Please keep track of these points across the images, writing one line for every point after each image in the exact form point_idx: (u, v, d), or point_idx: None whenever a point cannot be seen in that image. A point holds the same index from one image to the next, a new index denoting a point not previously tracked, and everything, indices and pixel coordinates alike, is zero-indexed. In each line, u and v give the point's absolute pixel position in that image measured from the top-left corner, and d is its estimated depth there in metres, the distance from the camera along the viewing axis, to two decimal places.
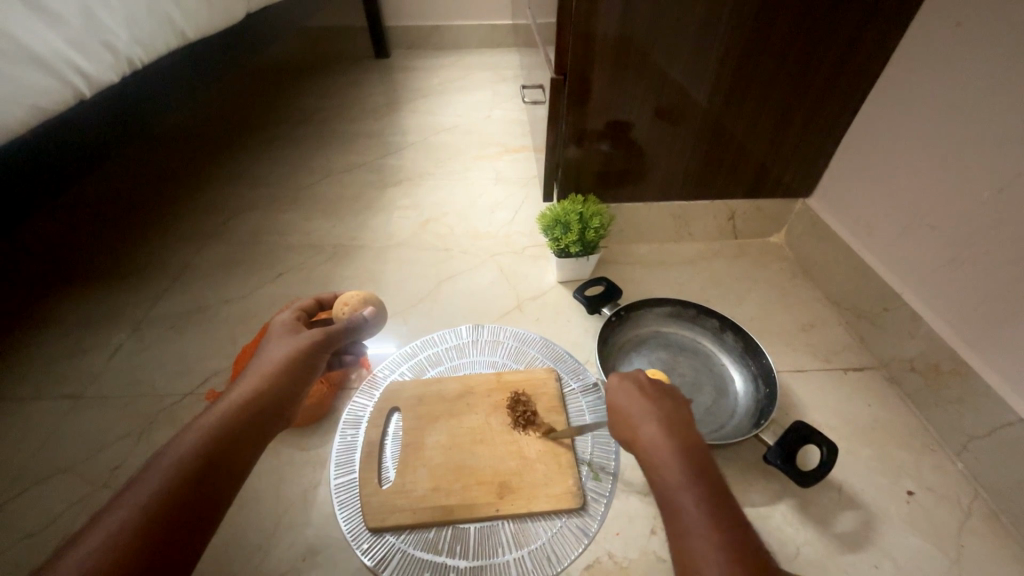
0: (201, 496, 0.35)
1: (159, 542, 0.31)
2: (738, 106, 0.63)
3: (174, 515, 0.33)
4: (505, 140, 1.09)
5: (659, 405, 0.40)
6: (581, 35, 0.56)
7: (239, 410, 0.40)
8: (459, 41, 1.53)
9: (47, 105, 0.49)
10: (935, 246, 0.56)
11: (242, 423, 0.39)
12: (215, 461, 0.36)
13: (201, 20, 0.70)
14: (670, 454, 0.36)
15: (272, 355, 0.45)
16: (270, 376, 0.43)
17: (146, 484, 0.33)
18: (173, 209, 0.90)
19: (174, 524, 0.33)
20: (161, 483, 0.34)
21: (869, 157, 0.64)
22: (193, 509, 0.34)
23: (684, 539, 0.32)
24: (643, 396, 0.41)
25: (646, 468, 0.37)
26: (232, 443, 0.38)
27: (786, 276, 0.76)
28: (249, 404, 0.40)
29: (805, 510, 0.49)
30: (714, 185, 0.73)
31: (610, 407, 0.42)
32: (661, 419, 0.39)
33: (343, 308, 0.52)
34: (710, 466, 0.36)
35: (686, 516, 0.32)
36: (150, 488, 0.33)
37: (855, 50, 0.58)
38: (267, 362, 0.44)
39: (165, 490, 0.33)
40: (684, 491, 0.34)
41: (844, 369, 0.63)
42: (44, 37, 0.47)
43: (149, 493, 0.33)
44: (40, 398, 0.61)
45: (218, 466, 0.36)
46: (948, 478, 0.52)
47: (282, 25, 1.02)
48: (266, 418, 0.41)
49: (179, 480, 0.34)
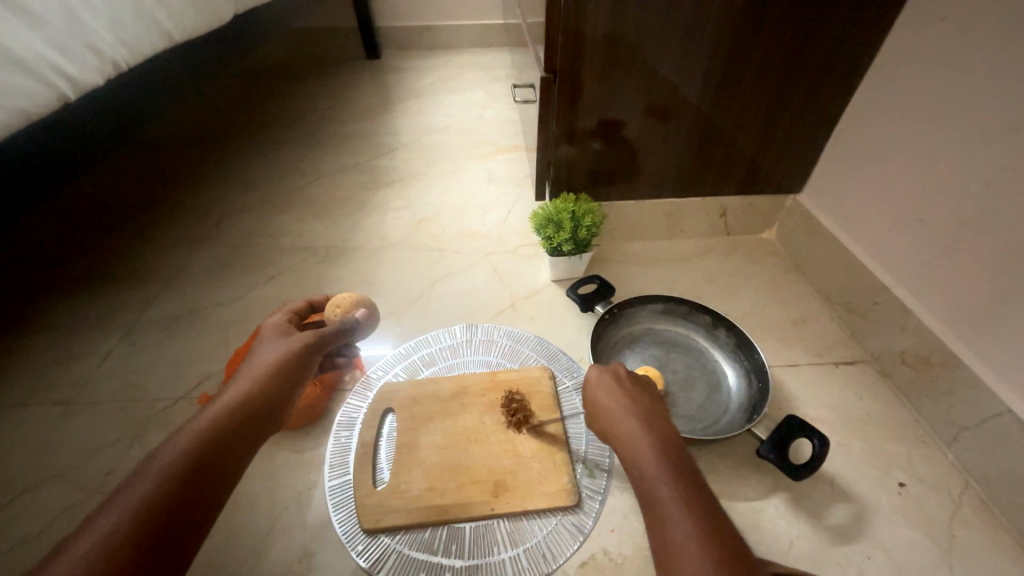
0: (189, 499, 0.34)
1: (145, 548, 0.31)
2: (729, 102, 0.63)
3: (161, 519, 0.32)
4: (497, 139, 1.09)
5: (638, 401, 0.41)
6: (570, 34, 0.56)
7: (227, 411, 0.40)
8: (451, 41, 1.53)
9: (30, 107, 0.48)
10: (924, 239, 0.57)
11: (231, 426, 0.39)
12: (202, 465, 0.36)
13: (188, 22, 0.70)
14: (651, 452, 0.36)
15: (264, 359, 0.44)
16: (258, 378, 0.43)
17: (133, 492, 0.33)
18: (164, 212, 0.90)
19: (160, 529, 0.32)
20: (148, 489, 0.33)
21: (858, 152, 0.65)
22: (182, 513, 0.33)
23: (666, 536, 0.32)
24: (622, 391, 0.42)
25: (626, 465, 0.37)
26: (221, 445, 0.38)
27: (778, 271, 0.77)
28: (239, 408, 0.40)
29: (798, 503, 0.50)
30: (706, 181, 0.73)
31: (591, 403, 0.43)
32: (639, 414, 0.39)
33: (335, 311, 0.52)
34: (689, 460, 0.36)
35: (670, 509, 0.32)
36: (135, 495, 0.33)
37: (842, 47, 0.59)
38: (255, 365, 0.44)
39: (153, 497, 0.33)
40: (664, 483, 0.34)
41: (836, 362, 0.63)
42: (29, 41, 0.47)
43: (134, 500, 0.33)
44: (31, 404, 0.60)
45: (208, 469, 0.36)
46: (939, 469, 0.53)
47: (272, 27, 1.02)
48: (259, 420, 0.41)
49: (166, 486, 0.34)
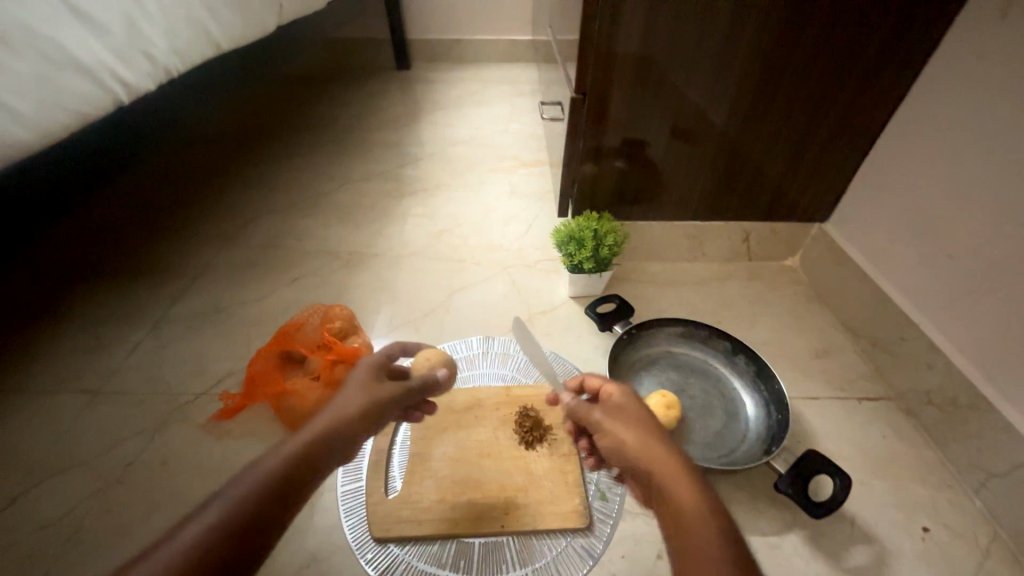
0: (275, 517, 0.32)
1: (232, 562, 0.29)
2: (756, 129, 0.63)
3: (251, 531, 0.30)
4: (521, 153, 1.10)
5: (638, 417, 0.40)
6: (601, 56, 0.57)
7: (312, 442, 0.36)
8: (479, 54, 1.56)
9: (88, 110, 0.51)
10: (955, 277, 0.56)
11: (322, 443, 0.37)
12: (297, 478, 0.34)
13: (235, 32, 0.72)
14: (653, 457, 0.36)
15: (355, 395, 0.42)
16: (348, 415, 0.40)
17: (228, 495, 0.31)
18: (195, 211, 0.93)
19: (248, 543, 0.30)
20: (244, 493, 0.31)
21: (889, 184, 0.64)
22: (271, 526, 0.31)
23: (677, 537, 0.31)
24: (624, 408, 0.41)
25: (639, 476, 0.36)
26: (299, 477, 0.34)
27: (800, 300, 0.76)
28: (329, 426, 0.38)
29: (816, 541, 0.48)
30: (729, 206, 0.73)
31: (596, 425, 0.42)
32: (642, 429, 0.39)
33: (426, 362, 0.53)
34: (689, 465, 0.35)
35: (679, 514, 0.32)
36: (230, 497, 0.31)
37: (875, 79, 0.59)
38: (347, 401, 0.41)
39: (226, 521, 0.30)
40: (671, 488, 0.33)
41: (859, 398, 0.62)
42: (90, 47, 0.49)
43: (229, 503, 0.31)
44: (58, 392, 0.62)
45: (292, 486, 0.33)
46: (965, 516, 0.51)
47: (309, 38, 1.05)
48: (336, 451, 0.38)
49: (260, 495, 0.32)
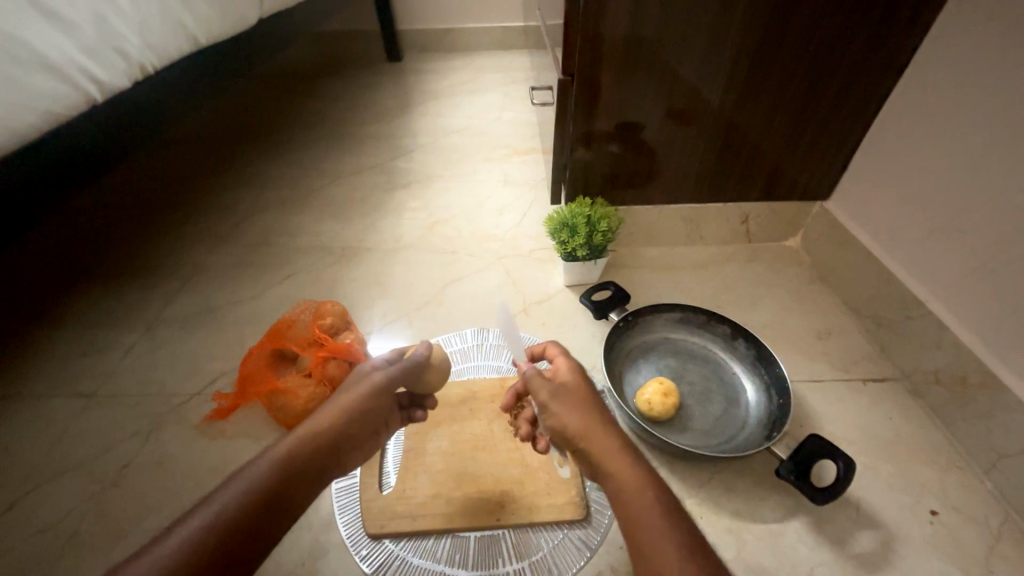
0: (264, 527, 0.34)
1: (225, 563, 0.32)
2: (753, 106, 0.61)
3: (233, 542, 0.32)
4: (515, 141, 1.08)
5: (584, 407, 0.41)
6: (589, 35, 0.55)
7: (291, 455, 0.38)
8: (471, 42, 1.53)
9: (59, 109, 0.49)
10: (962, 253, 0.54)
11: (304, 455, 0.38)
12: (282, 487, 0.36)
13: (213, 26, 0.71)
14: (610, 456, 0.38)
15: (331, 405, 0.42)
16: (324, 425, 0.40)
17: (211, 506, 0.34)
18: (188, 210, 0.92)
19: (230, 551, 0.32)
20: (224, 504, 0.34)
21: (893, 157, 0.61)
22: (250, 536, 0.33)
23: (639, 536, 0.34)
24: (572, 397, 0.41)
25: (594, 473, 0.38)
26: (280, 488, 0.36)
27: (803, 281, 0.73)
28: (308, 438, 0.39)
29: (820, 528, 0.47)
30: (727, 187, 0.71)
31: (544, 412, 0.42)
32: (593, 420, 0.40)
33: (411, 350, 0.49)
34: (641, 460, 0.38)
35: (641, 516, 0.35)
36: (215, 508, 0.33)
37: (876, 47, 0.56)
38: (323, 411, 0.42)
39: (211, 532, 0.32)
40: (631, 490, 0.36)
41: (864, 379, 0.60)
42: (56, 43, 0.48)
43: (214, 513, 0.33)
44: (54, 396, 0.62)
45: (275, 498, 0.35)
46: (975, 497, 0.50)
47: (295, 31, 1.04)
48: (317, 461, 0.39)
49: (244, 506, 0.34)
